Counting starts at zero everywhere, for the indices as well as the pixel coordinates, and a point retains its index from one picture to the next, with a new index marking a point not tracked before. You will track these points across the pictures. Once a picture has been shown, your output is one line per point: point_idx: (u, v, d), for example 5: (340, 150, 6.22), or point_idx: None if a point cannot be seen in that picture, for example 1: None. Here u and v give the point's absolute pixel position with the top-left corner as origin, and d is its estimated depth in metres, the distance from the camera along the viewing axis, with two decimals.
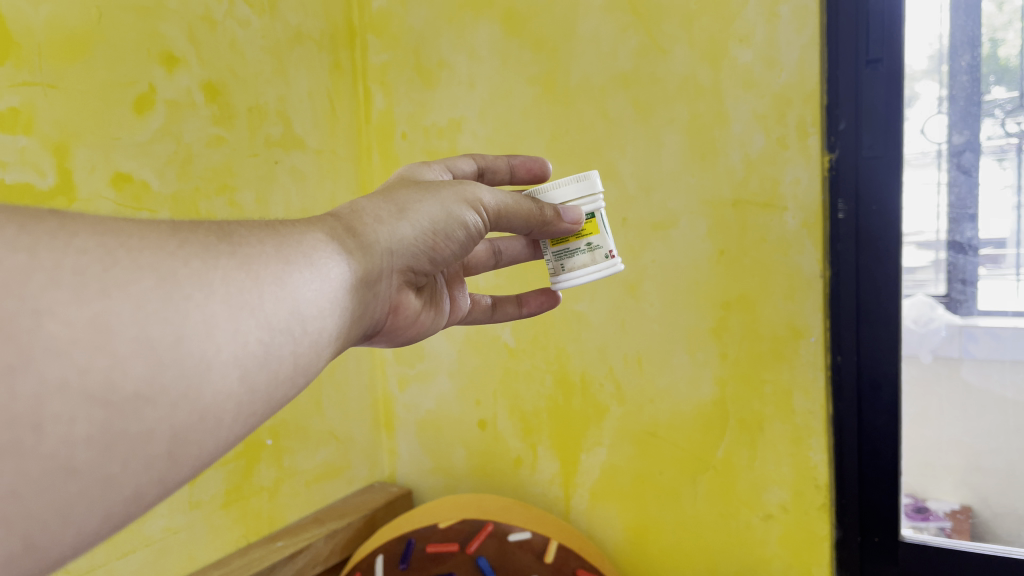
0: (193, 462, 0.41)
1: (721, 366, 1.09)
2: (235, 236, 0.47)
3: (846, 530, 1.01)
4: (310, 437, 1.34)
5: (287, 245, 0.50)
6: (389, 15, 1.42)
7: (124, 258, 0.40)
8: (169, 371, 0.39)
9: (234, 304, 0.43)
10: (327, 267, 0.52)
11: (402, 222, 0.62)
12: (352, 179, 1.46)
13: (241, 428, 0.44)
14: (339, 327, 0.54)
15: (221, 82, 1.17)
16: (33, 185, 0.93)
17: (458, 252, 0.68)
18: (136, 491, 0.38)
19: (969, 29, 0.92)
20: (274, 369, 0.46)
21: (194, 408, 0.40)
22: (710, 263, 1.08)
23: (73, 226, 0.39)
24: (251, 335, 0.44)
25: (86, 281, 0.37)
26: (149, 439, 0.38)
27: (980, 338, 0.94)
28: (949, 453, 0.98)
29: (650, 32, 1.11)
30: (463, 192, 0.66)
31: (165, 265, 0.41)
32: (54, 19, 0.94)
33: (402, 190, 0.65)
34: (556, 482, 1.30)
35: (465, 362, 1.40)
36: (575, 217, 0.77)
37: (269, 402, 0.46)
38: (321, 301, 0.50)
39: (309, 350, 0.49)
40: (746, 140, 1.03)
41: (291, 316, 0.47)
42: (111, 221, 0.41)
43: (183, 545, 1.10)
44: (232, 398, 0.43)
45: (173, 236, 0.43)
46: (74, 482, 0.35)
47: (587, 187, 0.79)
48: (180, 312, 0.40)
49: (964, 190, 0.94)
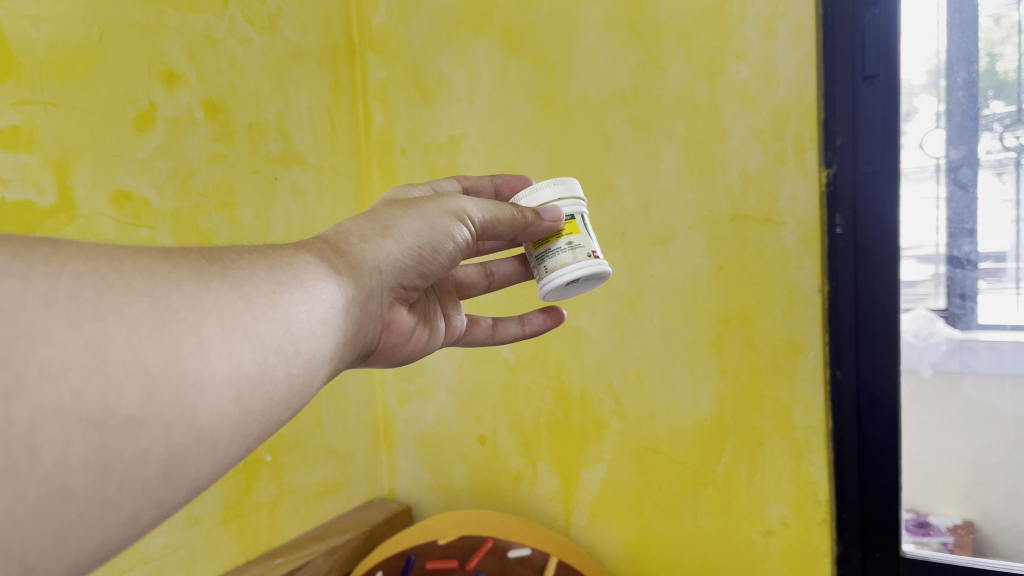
0: (190, 485, 0.41)
1: (720, 381, 1.09)
2: (225, 261, 0.47)
3: (847, 546, 1.01)
4: (310, 453, 1.33)
5: (277, 268, 0.50)
6: (388, 32, 1.44)
7: (117, 282, 0.40)
8: (165, 392, 0.38)
9: (227, 325, 0.43)
10: (319, 288, 0.52)
11: (388, 239, 0.62)
12: (351, 195, 1.46)
13: (237, 450, 0.43)
14: (334, 347, 0.53)
15: (222, 99, 1.18)
16: (33, 204, 0.93)
17: (447, 266, 0.69)
18: (133, 513, 0.38)
19: (966, 45, 0.92)
20: (268, 391, 0.45)
21: (189, 429, 0.40)
22: (709, 278, 1.09)
23: (67, 251, 0.39)
24: (245, 356, 0.44)
25: (80, 305, 0.37)
26: (145, 461, 0.37)
27: (980, 351, 0.94)
28: (949, 467, 0.98)
29: (648, 48, 1.12)
30: (447, 205, 0.67)
31: (158, 288, 0.41)
32: (55, 37, 0.95)
33: (386, 209, 0.65)
34: (556, 497, 1.29)
35: (465, 378, 1.40)
36: (554, 216, 0.75)
37: (264, 423, 0.46)
38: (315, 321, 0.50)
39: (303, 371, 0.49)
40: (744, 156, 1.04)
41: (284, 336, 0.47)
42: (105, 247, 0.41)
43: (181, 562, 1.09)
44: (227, 420, 0.42)
45: (164, 260, 0.43)
46: (71, 505, 0.35)
47: (568, 191, 0.79)
48: (174, 334, 0.40)
49: (961, 205, 0.94)
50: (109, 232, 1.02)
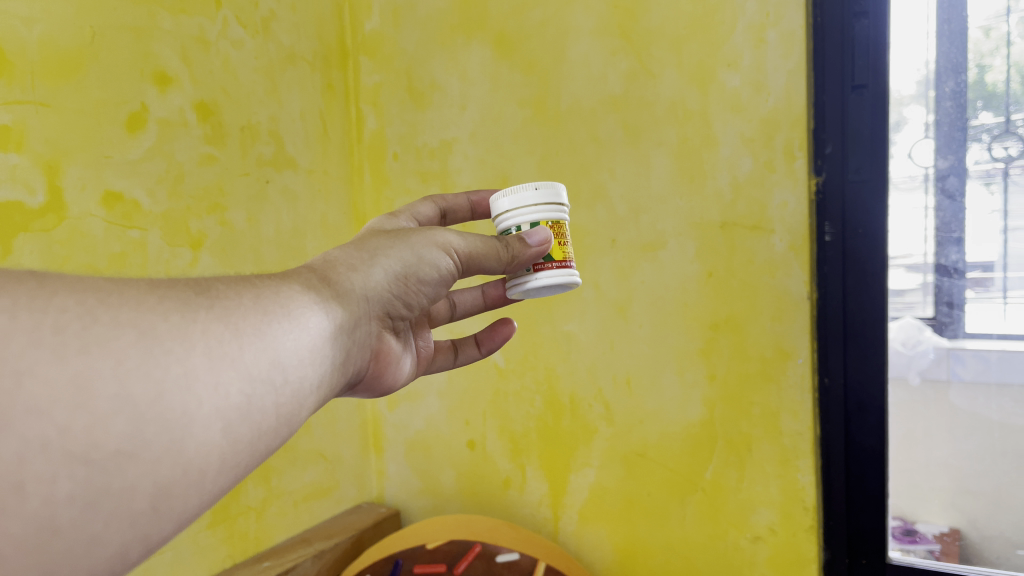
0: (178, 517, 0.40)
1: (709, 387, 1.09)
2: (212, 291, 0.47)
3: (834, 552, 1.01)
4: (299, 457, 1.33)
5: (265, 297, 0.49)
6: (381, 36, 1.44)
7: (104, 315, 0.40)
8: (152, 425, 0.38)
9: (215, 357, 0.43)
10: (307, 315, 0.51)
11: (375, 269, 0.62)
12: (344, 199, 1.47)
13: (225, 481, 0.43)
14: (322, 376, 0.53)
15: (214, 102, 1.18)
16: (23, 204, 0.93)
17: (432, 295, 0.69)
18: (120, 548, 0.38)
19: (954, 56, 0.93)
20: (256, 421, 0.45)
21: (177, 461, 0.39)
22: (698, 285, 1.09)
23: (54, 285, 0.39)
24: (232, 386, 0.43)
25: (66, 340, 0.37)
26: (133, 495, 0.37)
27: (967, 360, 0.95)
28: (937, 475, 0.98)
29: (640, 56, 1.12)
30: (433, 237, 0.67)
31: (145, 320, 0.41)
32: (47, 38, 0.95)
33: (372, 239, 0.65)
34: (545, 503, 1.30)
35: (455, 384, 1.41)
36: (542, 239, 0.74)
37: (253, 453, 0.45)
38: (303, 350, 0.50)
39: (292, 400, 0.49)
40: (735, 163, 1.05)
41: (272, 366, 0.47)
42: (92, 280, 0.41)
43: (168, 565, 1.09)
44: (216, 451, 0.42)
45: (152, 292, 0.43)
46: (59, 541, 0.35)
47: (545, 198, 0.77)
48: (162, 366, 0.40)
49: (949, 214, 0.95)
50: (99, 234, 1.01)
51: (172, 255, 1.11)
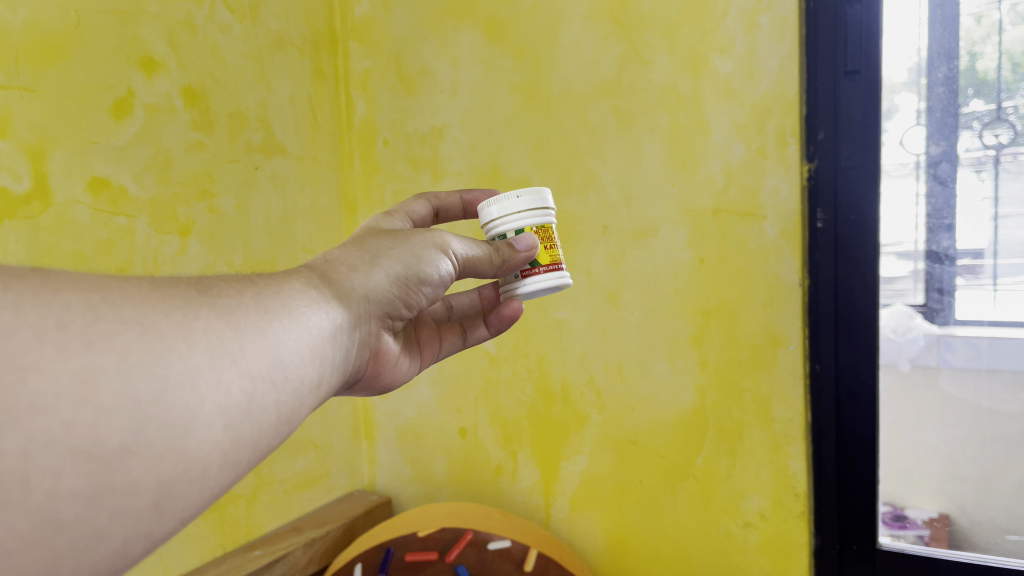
0: (180, 514, 0.40)
1: (701, 374, 1.10)
2: (213, 290, 0.46)
3: (825, 538, 1.03)
4: (289, 445, 1.33)
5: (266, 295, 0.48)
6: (371, 20, 1.41)
7: (107, 312, 0.39)
8: (155, 422, 0.38)
9: (217, 354, 0.42)
10: (307, 314, 0.51)
11: (377, 270, 0.61)
12: (333, 186, 1.45)
13: (226, 478, 0.43)
14: (322, 375, 0.52)
15: (202, 87, 1.16)
16: (7, 190, 0.90)
17: (432, 297, 0.68)
18: (123, 544, 0.37)
19: (946, 42, 0.93)
20: (257, 419, 0.44)
21: (180, 458, 0.39)
22: (690, 272, 1.10)
23: (57, 281, 0.38)
24: (234, 384, 0.43)
25: (70, 336, 0.37)
26: (136, 491, 0.37)
27: (957, 347, 0.96)
28: (926, 461, 1.00)
29: (632, 42, 1.12)
30: (432, 238, 0.66)
31: (148, 318, 0.40)
32: (32, 22, 0.92)
33: (372, 239, 0.65)
34: (537, 490, 1.30)
35: (447, 371, 1.41)
36: (529, 245, 0.74)
37: (254, 451, 0.45)
38: (303, 348, 0.49)
39: (292, 398, 0.48)
40: (727, 149, 1.05)
41: (273, 364, 0.46)
42: (94, 276, 0.41)
43: (158, 553, 1.08)
44: (217, 448, 0.41)
45: (154, 289, 0.42)
46: (61, 537, 0.34)
47: (530, 203, 0.77)
48: (164, 362, 0.39)
49: (941, 200, 0.96)
50: (85, 220, 0.99)
51: (160, 243, 1.10)
